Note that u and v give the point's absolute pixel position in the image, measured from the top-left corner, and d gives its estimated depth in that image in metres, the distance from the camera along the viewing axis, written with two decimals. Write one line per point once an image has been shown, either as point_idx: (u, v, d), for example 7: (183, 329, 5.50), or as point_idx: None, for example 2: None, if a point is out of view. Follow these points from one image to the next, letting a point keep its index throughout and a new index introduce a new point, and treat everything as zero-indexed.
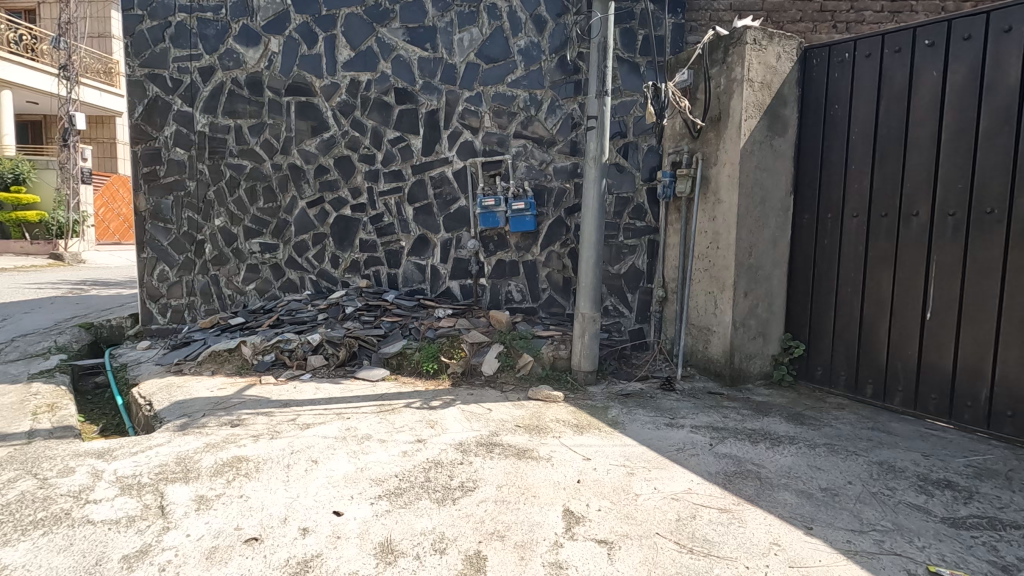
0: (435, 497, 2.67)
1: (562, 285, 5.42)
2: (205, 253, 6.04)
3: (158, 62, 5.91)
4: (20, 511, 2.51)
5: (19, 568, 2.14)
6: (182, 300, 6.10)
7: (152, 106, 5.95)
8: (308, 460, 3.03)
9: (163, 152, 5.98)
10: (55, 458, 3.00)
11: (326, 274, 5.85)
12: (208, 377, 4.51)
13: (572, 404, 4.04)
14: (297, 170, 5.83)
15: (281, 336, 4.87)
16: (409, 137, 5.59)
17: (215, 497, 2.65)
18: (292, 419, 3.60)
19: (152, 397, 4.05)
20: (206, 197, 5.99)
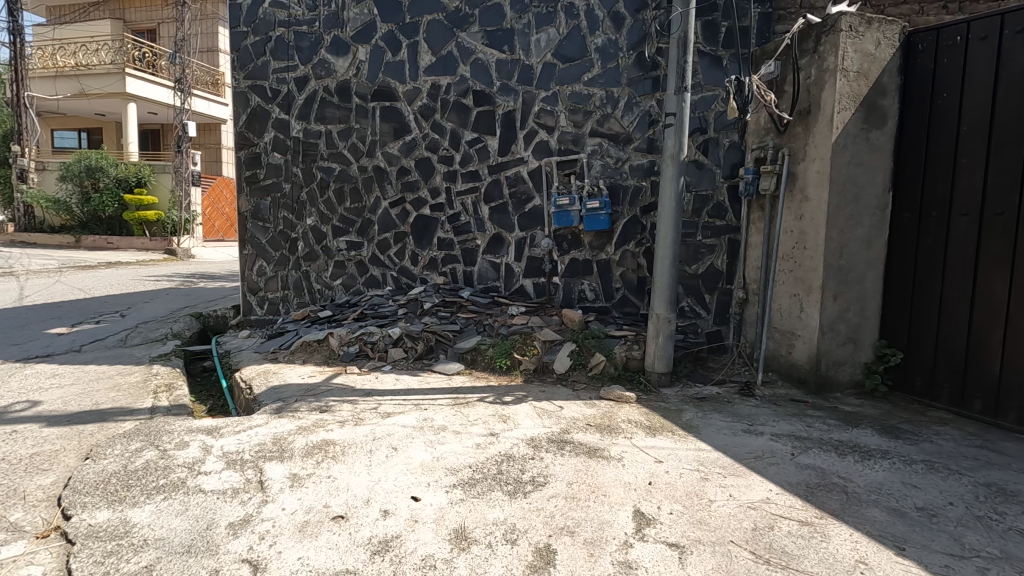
0: (507, 490, 2.76)
1: (636, 285, 5.35)
2: (298, 250, 6.50)
3: (260, 73, 6.43)
4: (145, 477, 2.86)
5: (146, 527, 2.44)
6: (277, 293, 6.60)
7: (255, 115, 6.48)
8: (389, 447, 3.21)
9: (263, 157, 6.50)
10: (173, 433, 3.37)
11: (406, 271, 6.12)
12: (300, 365, 4.86)
13: (645, 405, 4.00)
14: (381, 171, 6.13)
15: (364, 329, 5.17)
16: (486, 138, 5.72)
17: (307, 476, 2.87)
18: (374, 408, 3.82)
19: (252, 381, 4.44)
20: (299, 198, 6.44)
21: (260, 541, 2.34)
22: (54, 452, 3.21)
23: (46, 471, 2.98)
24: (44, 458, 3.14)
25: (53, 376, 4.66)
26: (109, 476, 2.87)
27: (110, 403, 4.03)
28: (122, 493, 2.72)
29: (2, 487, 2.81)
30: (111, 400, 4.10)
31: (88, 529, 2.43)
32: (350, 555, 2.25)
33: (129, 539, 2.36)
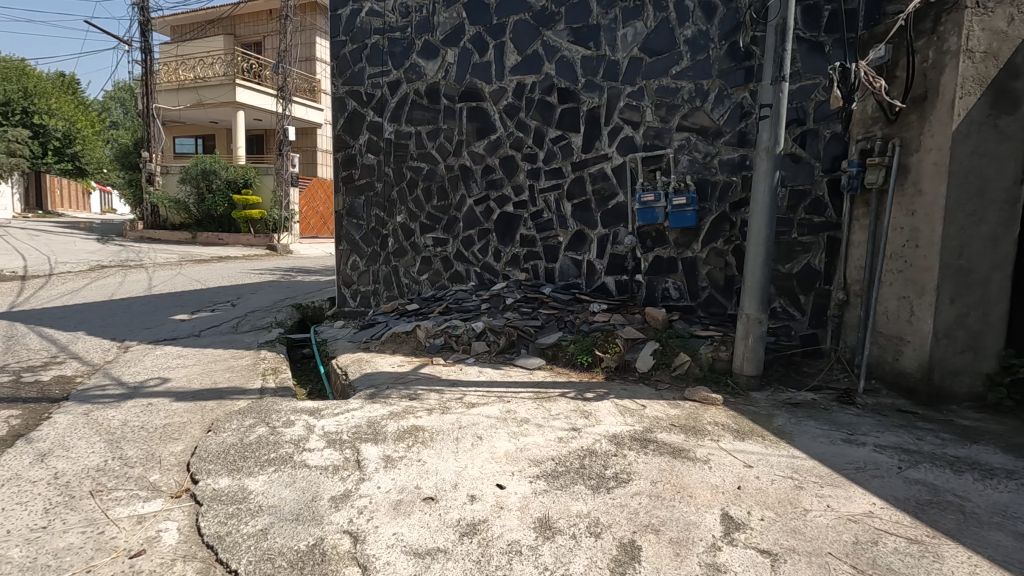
0: (591, 484, 2.78)
1: (723, 284, 5.14)
2: (388, 246, 6.84)
3: (357, 79, 6.84)
4: (259, 450, 3.15)
5: (261, 494, 2.70)
6: (369, 287, 6.99)
7: (352, 118, 6.90)
8: (474, 436, 3.32)
9: (358, 158, 6.90)
10: (280, 411, 3.69)
11: (489, 267, 6.27)
12: (390, 354, 5.13)
13: (733, 408, 3.86)
14: (467, 170, 6.31)
15: (449, 322, 5.36)
16: (569, 135, 5.74)
17: (399, 458, 3.04)
18: (460, 398, 3.96)
19: (347, 368, 4.74)
20: (390, 197, 6.78)
21: (359, 515, 2.52)
22: (183, 424, 3.62)
23: (177, 439, 3.37)
24: (175, 428, 3.54)
25: (179, 357, 5.23)
26: (228, 447, 3.19)
27: (227, 383, 4.46)
28: (239, 463, 3.01)
29: (142, 451, 3.21)
30: (227, 380, 4.54)
31: (213, 492, 2.72)
32: (440, 535, 2.36)
33: (246, 504, 2.62)
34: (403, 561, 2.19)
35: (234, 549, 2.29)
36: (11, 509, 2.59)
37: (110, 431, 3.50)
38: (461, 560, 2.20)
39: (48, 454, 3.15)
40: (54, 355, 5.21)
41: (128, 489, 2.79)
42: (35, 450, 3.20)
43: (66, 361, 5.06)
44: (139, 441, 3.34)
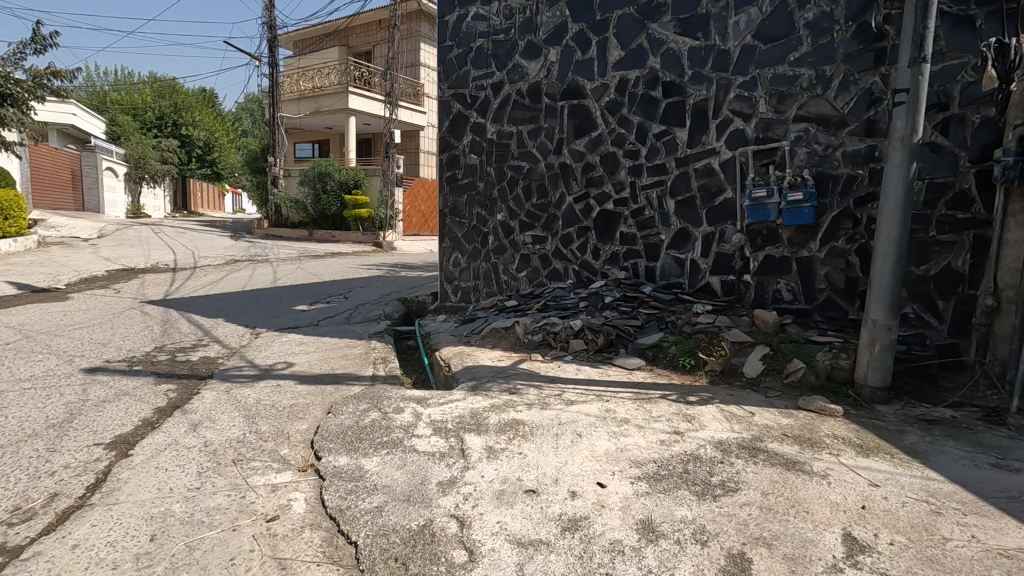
0: (696, 490, 2.69)
1: (844, 286, 4.72)
2: (489, 243, 7.02)
3: (462, 82, 7.09)
4: (373, 432, 3.39)
5: (375, 473, 2.91)
6: (469, 283, 7.23)
7: (456, 120, 7.17)
8: (574, 432, 3.33)
9: (461, 158, 7.15)
10: (391, 398, 3.94)
11: (588, 265, 6.24)
12: (490, 348, 5.28)
13: (855, 421, 3.55)
14: (567, 168, 6.33)
15: (547, 319, 5.42)
16: (674, 130, 5.57)
17: (501, 450, 3.13)
18: (558, 394, 4.00)
19: (450, 360, 4.94)
20: (491, 195, 6.96)
21: (464, 501, 2.63)
22: (306, 405, 3.97)
23: (302, 418, 3.71)
24: (300, 408, 3.89)
25: (301, 344, 5.73)
26: (346, 428, 3.46)
27: (343, 370, 4.83)
28: (356, 444, 3.26)
29: (273, 427, 3.57)
30: (343, 367, 4.92)
31: (334, 469, 2.97)
32: (542, 527, 2.41)
33: (363, 482, 2.83)
34: (508, 549, 2.27)
35: (354, 523, 2.49)
36: (173, 469, 2.99)
37: (246, 408, 3.92)
38: (564, 553, 2.23)
39: (199, 425, 3.59)
40: (200, 339, 5.92)
41: (263, 460, 3.11)
42: (188, 420, 3.67)
43: (210, 344, 5.73)
44: (270, 418, 3.71)
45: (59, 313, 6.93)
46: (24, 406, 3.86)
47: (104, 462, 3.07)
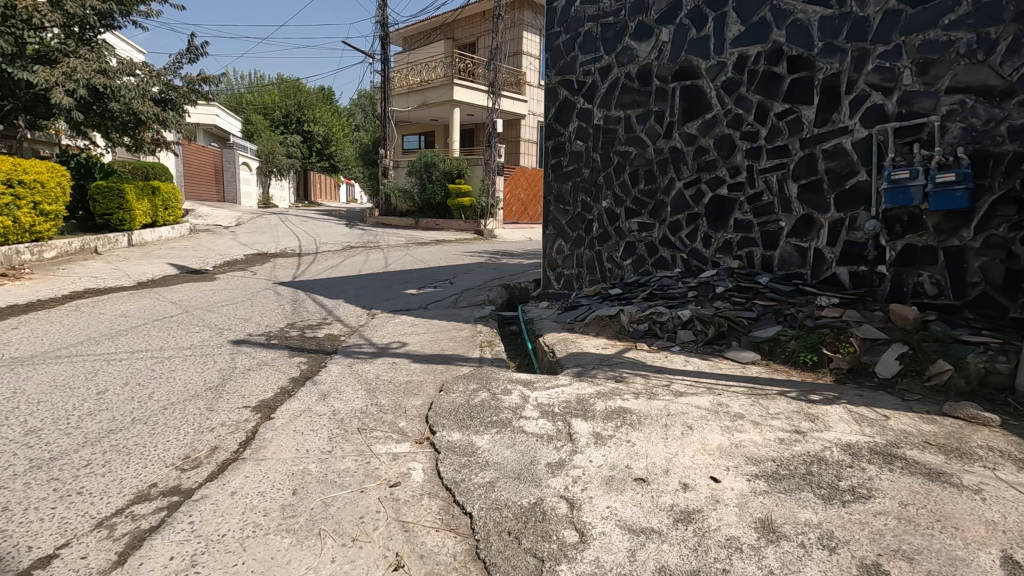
0: (821, 493, 2.52)
1: (1003, 281, 4.14)
2: (593, 230, 6.95)
3: (569, 69, 7.06)
4: (483, 411, 3.53)
5: (487, 450, 3.03)
6: (572, 270, 7.22)
7: (563, 106, 7.16)
8: (684, 424, 3.25)
9: (566, 145, 7.13)
10: (498, 379, 4.07)
11: (698, 253, 6.00)
12: (593, 336, 5.27)
13: (1016, 433, 3.12)
14: (677, 152, 6.10)
15: (653, 308, 5.30)
16: (800, 108, 5.17)
17: (608, 436, 3.13)
18: (666, 385, 3.91)
19: (554, 346, 4.99)
20: (596, 182, 6.87)
21: (574, 483, 2.67)
22: (420, 382, 4.22)
23: (417, 394, 3.95)
24: (414, 385, 4.14)
25: (413, 325, 6.07)
26: (457, 406, 3.63)
27: (452, 351, 5.06)
28: (467, 421, 3.41)
29: (392, 401, 3.83)
30: (452, 348, 5.14)
31: (448, 444, 3.13)
32: (654, 516, 2.38)
33: (476, 458, 2.96)
34: (619, 534, 2.27)
35: (468, 495, 2.62)
36: (308, 433, 3.31)
37: (367, 381, 4.24)
38: (677, 545, 2.20)
39: (327, 395, 3.94)
40: (325, 317, 6.46)
41: (384, 431, 3.35)
42: (318, 390, 4.04)
43: (333, 322, 6.24)
44: (389, 393, 3.99)
45: (209, 291, 7.87)
46: (187, 370, 4.46)
47: (252, 423, 3.48)
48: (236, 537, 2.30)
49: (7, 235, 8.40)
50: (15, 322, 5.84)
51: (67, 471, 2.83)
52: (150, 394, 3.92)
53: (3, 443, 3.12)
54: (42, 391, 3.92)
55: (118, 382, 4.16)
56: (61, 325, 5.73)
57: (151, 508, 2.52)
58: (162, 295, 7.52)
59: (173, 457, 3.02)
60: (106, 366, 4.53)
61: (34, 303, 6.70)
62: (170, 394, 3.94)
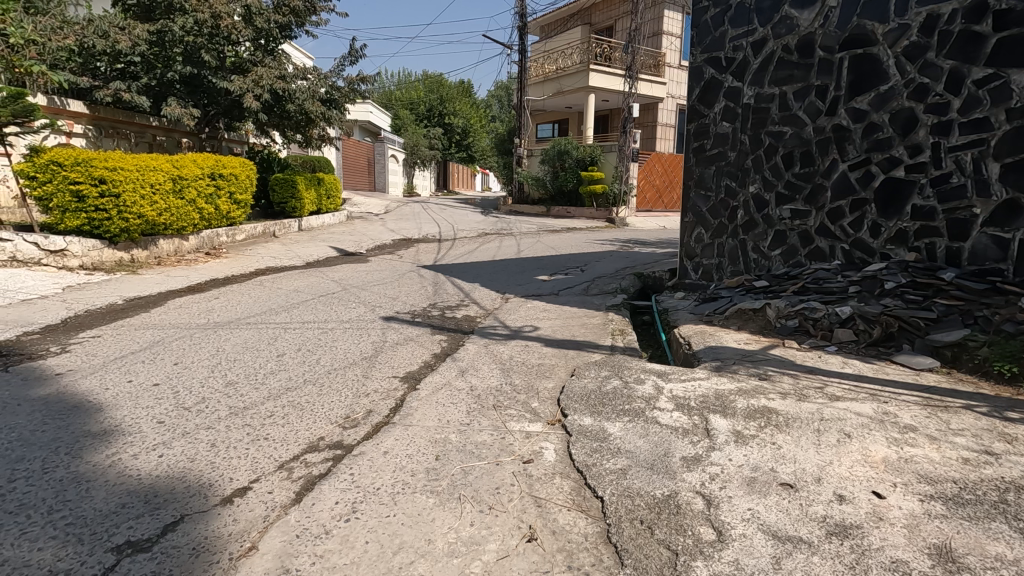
0: (1018, 526, 2.15)
1: None
2: (737, 218, 6.49)
3: (717, 45, 6.63)
4: (614, 398, 3.52)
5: (618, 437, 3.02)
6: (712, 260, 6.81)
7: (708, 86, 6.75)
8: (840, 431, 2.94)
9: (711, 127, 6.72)
10: (631, 368, 4.02)
11: (863, 244, 5.35)
12: (735, 330, 4.97)
13: None
14: (843, 131, 5.46)
15: (805, 303, 4.85)
16: (1008, 73, 4.35)
17: (750, 436, 2.94)
18: (819, 387, 3.57)
19: (690, 338, 4.79)
20: (744, 165, 6.40)
21: (711, 480, 2.56)
22: (552, 365, 4.31)
23: (549, 377, 4.04)
24: (546, 367, 4.25)
25: (544, 310, 6.19)
26: (589, 391, 3.65)
27: (583, 337, 5.08)
28: (599, 407, 3.42)
29: (525, 381, 3.96)
30: (583, 335, 5.17)
31: (580, 427, 3.16)
32: (802, 525, 2.21)
33: (607, 443, 2.96)
34: (762, 539, 2.14)
35: (600, 479, 2.63)
36: (448, 405, 3.56)
37: (502, 361, 4.43)
38: (830, 559, 2.02)
39: (465, 371, 4.20)
40: (462, 299, 6.83)
41: (517, 409, 3.48)
42: (457, 366, 4.32)
43: (469, 304, 6.58)
44: (523, 373, 4.14)
45: (364, 272, 8.72)
46: (347, 341, 5.01)
47: (400, 391, 3.82)
48: (389, 492, 2.56)
49: (210, 220, 9.99)
50: (216, 293, 6.95)
51: (256, 419, 3.35)
52: (318, 359, 4.48)
53: (211, 391, 3.77)
54: (238, 351, 4.66)
55: (293, 347, 4.79)
56: (249, 297, 6.71)
57: (320, 457, 2.89)
58: (325, 274, 8.48)
59: (336, 415, 3.42)
60: (283, 333, 5.24)
61: (230, 278, 7.93)
62: (334, 360, 4.46)
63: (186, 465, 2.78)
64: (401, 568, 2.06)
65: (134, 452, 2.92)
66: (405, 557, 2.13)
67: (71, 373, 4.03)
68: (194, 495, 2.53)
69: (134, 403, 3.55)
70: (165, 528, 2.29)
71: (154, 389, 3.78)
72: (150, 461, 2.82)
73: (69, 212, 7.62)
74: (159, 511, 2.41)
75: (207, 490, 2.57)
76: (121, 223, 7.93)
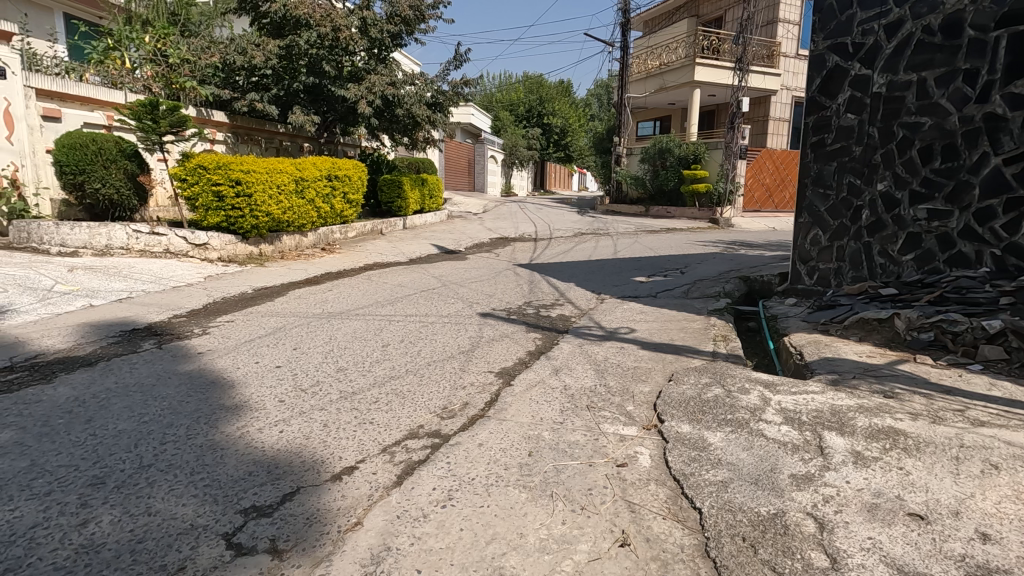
0: None
1: None
2: (861, 218, 5.92)
3: (843, 30, 6.07)
4: (716, 407, 3.35)
5: (719, 448, 2.87)
6: (830, 264, 6.25)
7: (831, 75, 6.21)
8: (984, 461, 2.59)
9: (833, 119, 6.17)
10: (735, 376, 3.81)
11: (1018, 249, 4.67)
12: (855, 342, 4.54)
13: None
14: (996, 120, 4.80)
15: (944, 314, 4.32)
16: None
17: (873, 458, 2.67)
18: (959, 410, 3.16)
19: (803, 347, 4.44)
20: (871, 161, 5.83)
21: (825, 502, 2.36)
22: (649, 368, 4.19)
23: (645, 380, 3.93)
24: (642, 371, 4.14)
25: (642, 312, 6.04)
26: (689, 398, 3.51)
27: (682, 342, 4.89)
28: (699, 415, 3.27)
29: (620, 384, 3.88)
30: (682, 339, 4.97)
31: (678, 434, 3.05)
32: (934, 562, 1.97)
33: (707, 453, 2.83)
34: (884, 573, 1.94)
35: (698, 490, 2.52)
36: (542, 402, 3.58)
37: (597, 362, 4.38)
38: None
39: (559, 369, 4.20)
40: (557, 298, 6.84)
41: (612, 411, 3.43)
42: (552, 364, 4.33)
43: (564, 303, 6.57)
44: (617, 375, 4.06)
45: (462, 269, 9.00)
46: (445, 334, 5.20)
47: (496, 386, 3.91)
48: (483, 483, 2.62)
49: (327, 218, 10.82)
50: (330, 285, 7.51)
51: (364, 403, 3.58)
52: (419, 351, 4.70)
53: (325, 374, 4.10)
54: (348, 340, 5.01)
55: (396, 338, 5.07)
56: (359, 290, 7.18)
57: (420, 444, 3.03)
58: (427, 270, 8.85)
59: (435, 405, 3.57)
60: (389, 324, 5.56)
61: (343, 272, 8.53)
62: (434, 353, 4.65)
63: (302, 442, 3.04)
64: (493, 558, 2.11)
65: (260, 426, 3.24)
66: (497, 548, 2.17)
67: (210, 353, 4.55)
68: (309, 469, 2.76)
69: (261, 381, 3.94)
70: (284, 496, 2.51)
71: (277, 371, 4.17)
72: (273, 435, 3.12)
73: (211, 210, 8.62)
74: (279, 481, 2.64)
75: (319, 466, 2.79)
76: (252, 220, 8.82)
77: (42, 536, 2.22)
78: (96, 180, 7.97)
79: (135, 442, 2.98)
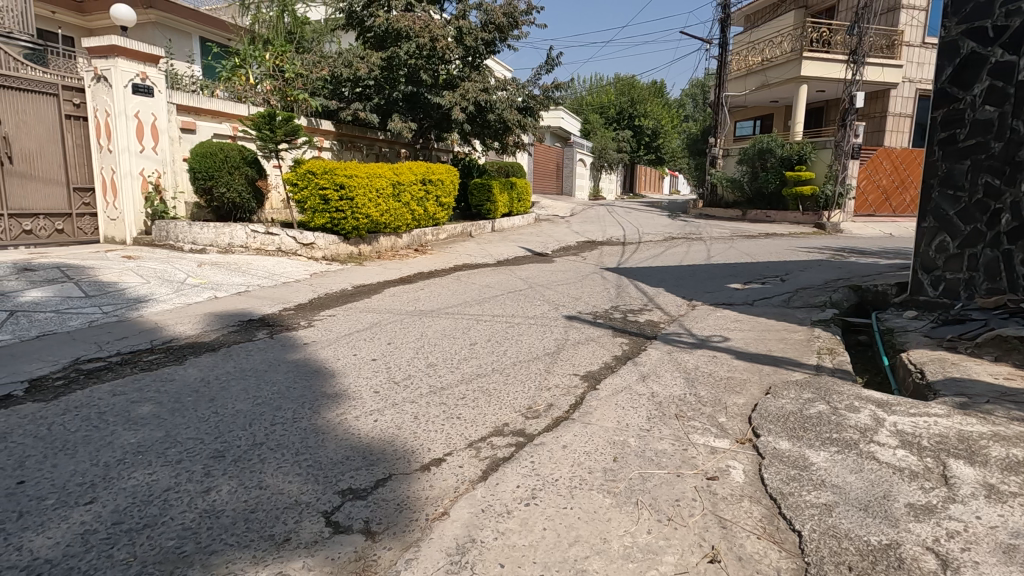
0: None
1: None
2: (1000, 223, 5.30)
3: (981, 12, 5.40)
4: (819, 425, 3.10)
5: (823, 468, 2.66)
6: (960, 274, 5.60)
7: (964, 64, 5.54)
8: None
9: (968, 113, 5.50)
10: (842, 393, 3.51)
11: None
12: (990, 361, 4.03)
13: None
14: None
15: None
16: None
17: (1010, 493, 2.37)
18: None
19: (924, 365, 4.01)
20: (1015, 158, 5.22)
21: (948, 538, 2.12)
22: (743, 380, 3.97)
23: (739, 392, 3.73)
24: (736, 382, 3.93)
25: (737, 320, 5.74)
26: (788, 413, 3.28)
27: (781, 353, 4.60)
28: (800, 432, 3.05)
29: (712, 394, 3.71)
30: (782, 350, 4.67)
31: (775, 451, 2.86)
32: None
33: (809, 473, 2.63)
34: None
35: (798, 511, 2.35)
36: (628, 408, 3.51)
37: (687, 370, 4.22)
38: None
39: (647, 376, 4.09)
40: (646, 303, 6.67)
41: (702, 422, 3.28)
42: (639, 370, 4.23)
43: (653, 309, 6.39)
44: (709, 385, 3.88)
45: (549, 272, 9.04)
46: (531, 336, 5.23)
47: (581, 389, 3.88)
48: (567, 484, 2.62)
49: (421, 220, 11.31)
50: (421, 284, 7.84)
51: (451, 399, 3.70)
52: (505, 351, 4.77)
53: (415, 369, 4.28)
54: (437, 337, 5.19)
55: (482, 337, 5.19)
56: (448, 290, 7.42)
57: (504, 442, 3.08)
58: (514, 272, 8.97)
59: (520, 404, 3.61)
60: (476, 324, 5.70)
61: (434, 272, 8.86)
62: (520, 354, 4.69)
63: (394, 432, 3.19)
64: (576, 560, 2.10)
65: (357, 414, 3.44)
66: (580, 550, 2.16)
67: (314, 344, 4.90)
68: (401, 458, 2.89)
69: (358, 372, 4.19)
70: (377, 481, 2.66)
71: (373, 363, 4.41)
72: (367, 423, 3.30)
73: (317, 212, 9.29)
74: (373, 467, 2.80)
75: (410, 455, 2.92)
76: (353, 221, 9.41)
77: (173, 499, 2.51)
78: (222, 185, 8.85)
79: (249, 421, 3.28)
